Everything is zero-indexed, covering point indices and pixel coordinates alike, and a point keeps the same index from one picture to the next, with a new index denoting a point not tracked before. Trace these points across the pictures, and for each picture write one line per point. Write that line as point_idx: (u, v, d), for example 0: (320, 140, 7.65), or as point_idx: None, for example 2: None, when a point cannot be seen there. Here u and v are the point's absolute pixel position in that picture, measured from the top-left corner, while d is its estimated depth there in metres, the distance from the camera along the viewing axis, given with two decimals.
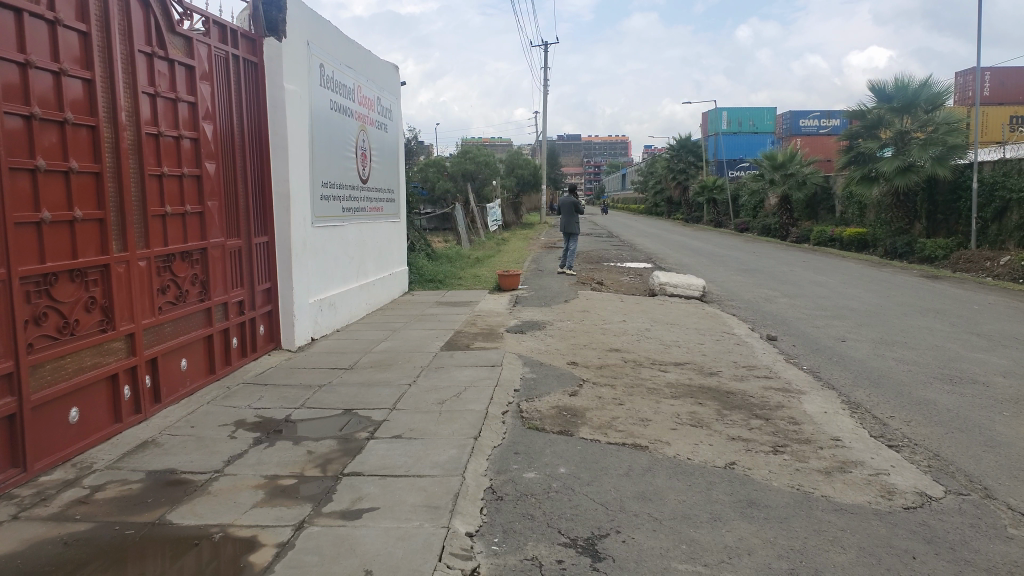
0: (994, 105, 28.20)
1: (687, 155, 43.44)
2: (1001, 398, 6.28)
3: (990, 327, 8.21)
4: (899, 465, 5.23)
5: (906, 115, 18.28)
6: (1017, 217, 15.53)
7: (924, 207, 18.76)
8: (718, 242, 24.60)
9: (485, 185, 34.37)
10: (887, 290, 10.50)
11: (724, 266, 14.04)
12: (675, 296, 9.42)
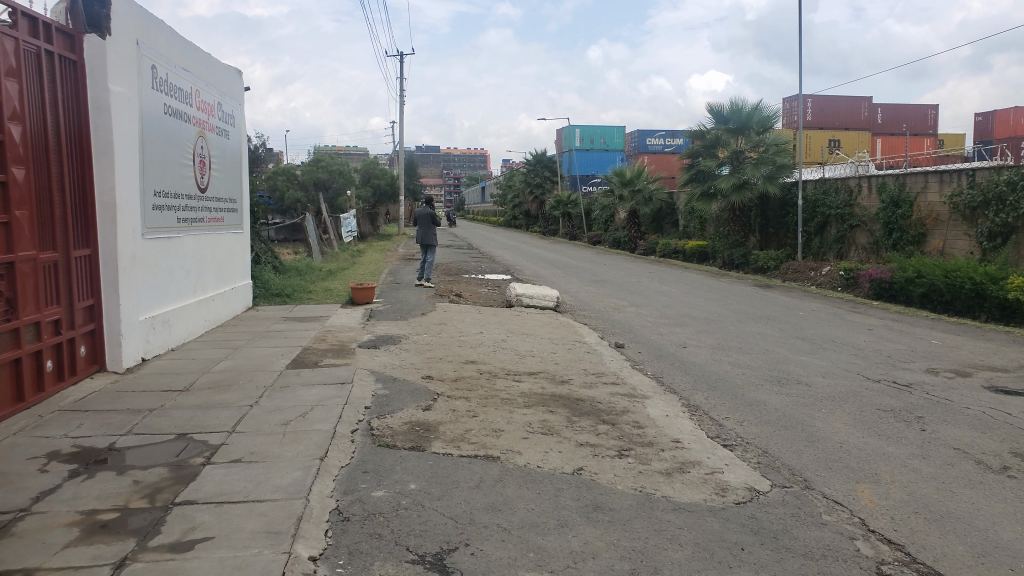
0: (815, 129, 31.00)
1: (543, 170, 44.58)
2: (820, 397, 6.87)
3: (812, 331, 8.98)
4: (732, 463, 5.62)
5: (740, 136, 19.67)
6: (836, 232, 17.22)
7: (758, 221, 20.27)
8: (573, 254, 25.43)
9: (339, 195, 33.41)
10: (724, 299, 11.23)
11: (577, 278, 14.50)
12: (531, 307, 9.62)
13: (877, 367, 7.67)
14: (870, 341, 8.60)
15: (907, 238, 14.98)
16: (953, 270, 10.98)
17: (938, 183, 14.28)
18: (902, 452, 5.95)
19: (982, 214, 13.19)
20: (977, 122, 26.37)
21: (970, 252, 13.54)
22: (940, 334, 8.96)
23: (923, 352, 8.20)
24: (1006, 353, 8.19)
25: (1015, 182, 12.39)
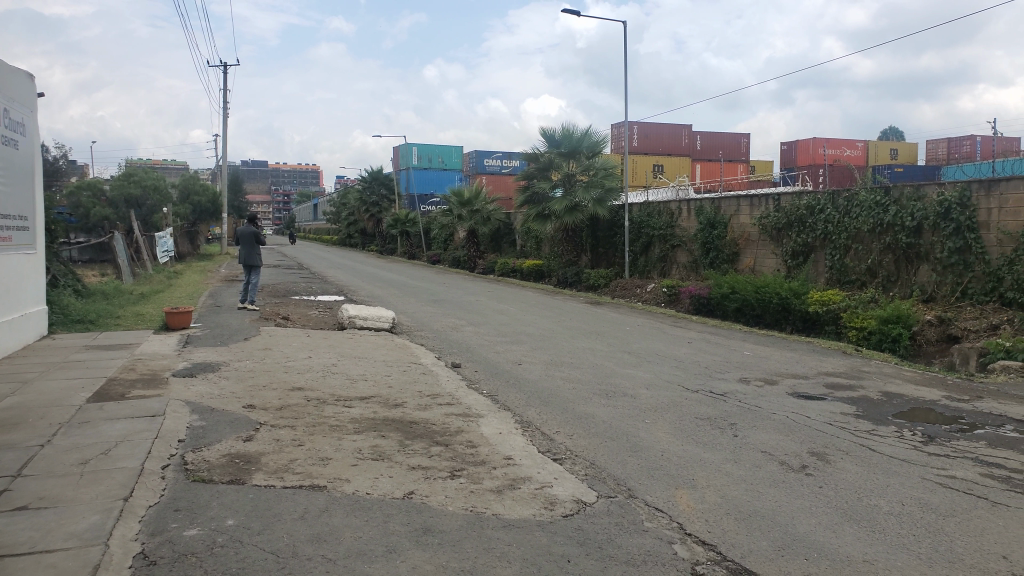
0: (641, 155, 32.94)
1: (379, 188, 44.43)
2: (644, 408, 7.26)
3: (638, 345, 9.49)
4: (560, 476, 5.79)
5: (571, 160, 20.59)
6: (659, 251, 18.42)
7: (589, 240, 21.18)
8: (412, 274, 25.25)
9: (154, 212, 31.28)
10: (557, 316, 11.61)
11: (414, 298, 14.43)
12: (365, 328, 9.46)
13: (695, 377, 8.22)
14: (690, 353, 9.21)
15: (723, 256, 16.28)
16: (762, 286, 12.03)
17: (749, 206, 15.65)
18: (717, 457, 6.40)
19: (786, 234, 14.61)
20: (783, 151, 29.04)
21: (776, 269, 14.94)
22: (751, 346, 9.79)
23: (736, 362, 8.91)
24: (805, 361, 9.11)
25: (813, 206, 13.87)
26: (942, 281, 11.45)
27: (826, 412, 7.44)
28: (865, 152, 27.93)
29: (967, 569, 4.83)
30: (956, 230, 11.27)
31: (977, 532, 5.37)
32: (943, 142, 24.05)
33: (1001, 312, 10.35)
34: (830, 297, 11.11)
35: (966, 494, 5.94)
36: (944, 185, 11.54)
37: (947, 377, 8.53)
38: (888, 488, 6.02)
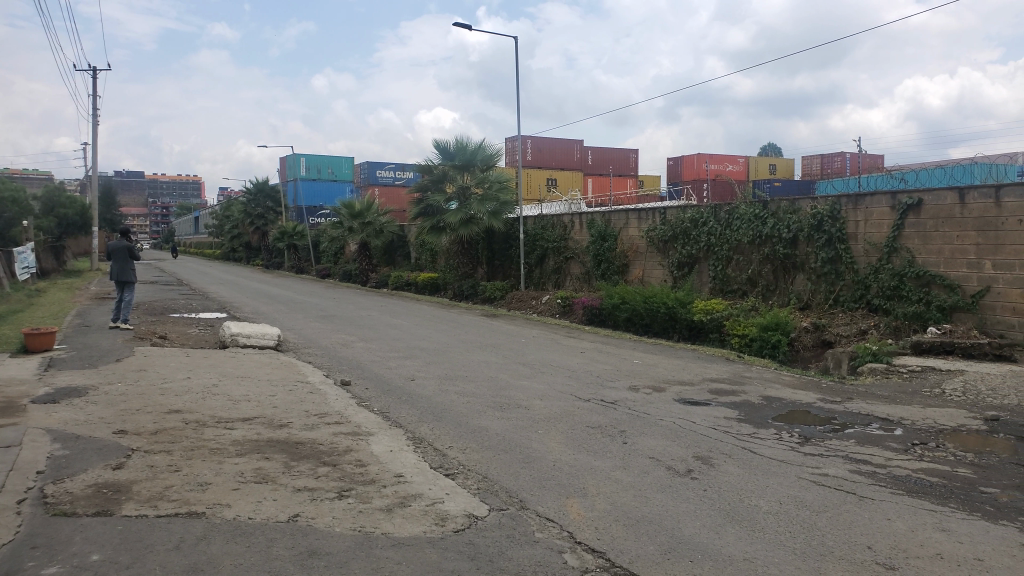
0: (534, 168, 33.43)
1: (264, 201, 43.06)
2: (536, 418, 7.35)
3: (531, 356, 9.61)
4: (452, 491, 5.77)
5: (465, 173, 20.73)
6: (554, 263, 18.81)
7: (485, 252, 21.31)
8: (303, 289, 24.50)
9: (12, 225, 28.95)
10: (451, 330, 11.61)
11: (303, 313, 14.06)
12: (248, 346, 9.14)
13: (587, 387, 8.39)
14: (582, 363, 9.42)
15: (614, 267, 16.75)
16: (650, 296, 12.43)
17: (637, 219, 16.18)
18: (607, 465, 6.54)
19: (672, 246, 15.20)
20: (669, 166, 30.26)
21: (663, 280, 15.52)
22: (640, 354, 10.11)
23: (626, 371, 9.16)
24: (692, 368, 9.47)
25: (697, 220, 14.50)
26: (816, 289, 12.23)
27: (711, 416, 7.75)
28: (745, 167, 29.51)
29: (838, 561, 5.15)
30: (828, 241, 12.06)
31: (846, 525, 5.73)
32: (816, 158, 25.78)
33: (869, 318, 11.21)
34: (714, 306, 11.62)
35: (836, 489, 6.34)
36: (816, 200, 12.33)
37: (821, 380, 9.08)
38: (767, 488, 6.33)
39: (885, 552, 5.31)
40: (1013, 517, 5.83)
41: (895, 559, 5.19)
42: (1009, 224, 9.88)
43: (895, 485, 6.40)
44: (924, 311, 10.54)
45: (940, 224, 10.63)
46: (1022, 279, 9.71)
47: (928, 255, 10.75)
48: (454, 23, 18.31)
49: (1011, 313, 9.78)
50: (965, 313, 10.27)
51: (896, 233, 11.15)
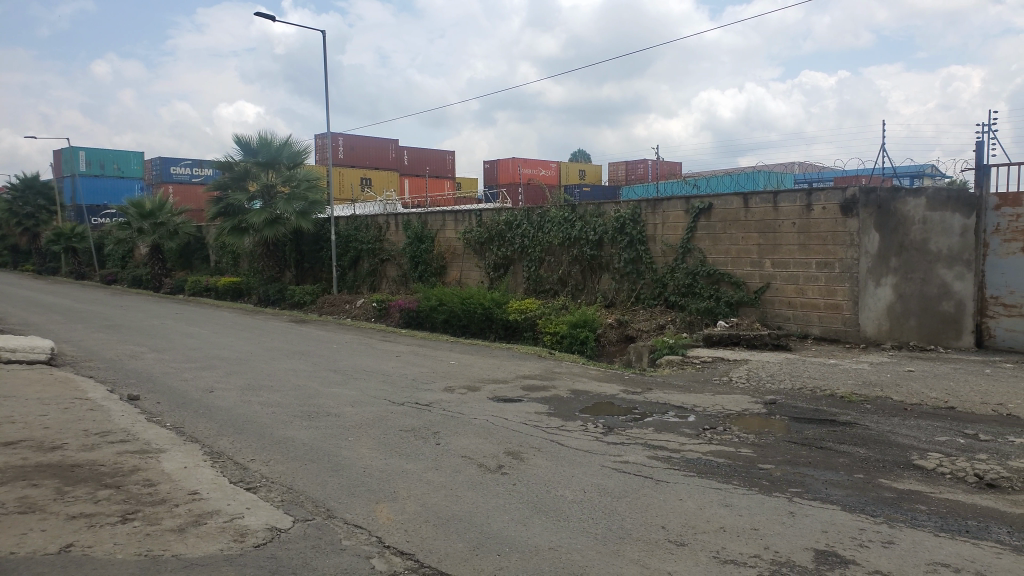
0: (346, 167, 32.63)
1: (35, 198, 38.88)
2: (347, 425, 7.22)
3: (343, 362, 9.44)
4: (254, 505, 5.53)
5: (270, 171, 19.96)
6: (368, 265, 18.88)
7: (293, 255, 20.96)
8: (82, 296, 22.35)
9: None
10: (257, 337, 11.14)
11: (85, 324, 12.84)
12: (15, 362, 8.23)
13: (400, 391, 8.36)
14: (398, 366, 9.42)
15: (430, 270, 16.99)
16: (467, 297, 12.72)
17: (453, 221, 16.47)
18: (418, 467, 6.56)
19: (488, 248, 15.59)
20: (486, 168, 30.90)
21: (480, 281, 15.93)
22: (455, 354, 10.27)
23: (441, 372, 9.26)
24: (506, 366, 9.75)
25: (511, 222, 14.98)
26: (620, 288, 13.07)
27: (522, 413, 8.01)
28: (557, 172, 30.70)
29: (635, 542, 5.53)
30: (630, 243, 12.87)
31: (643, 508, 6.16)
32: (622, 164, 27.38)
33: (666, 313, 12.18)
34: (527, 306, 12.13)
35: (635, 475, 6.77)
36: (619, 204, 13.13)
37: (624, 373, 9.68)
38: (572, 478, 6.64)
39: (676, 530, 5.76)
40: (783, 489, 6.56)
41: (685, 536, 5.66)
42: (785, 227, 11.10)
43: (687, 468, 6.95)
44: (713, 307, 11.64)
45: (728, 226, 11.71)
46: (795, 276, 11.00)
47: (717, 255, 11.85)
48: (258, 13, 17.54)
49: (787, 306, 11.11)
50: (749, 307, 11.48)
51: (690, 235, 12.13)
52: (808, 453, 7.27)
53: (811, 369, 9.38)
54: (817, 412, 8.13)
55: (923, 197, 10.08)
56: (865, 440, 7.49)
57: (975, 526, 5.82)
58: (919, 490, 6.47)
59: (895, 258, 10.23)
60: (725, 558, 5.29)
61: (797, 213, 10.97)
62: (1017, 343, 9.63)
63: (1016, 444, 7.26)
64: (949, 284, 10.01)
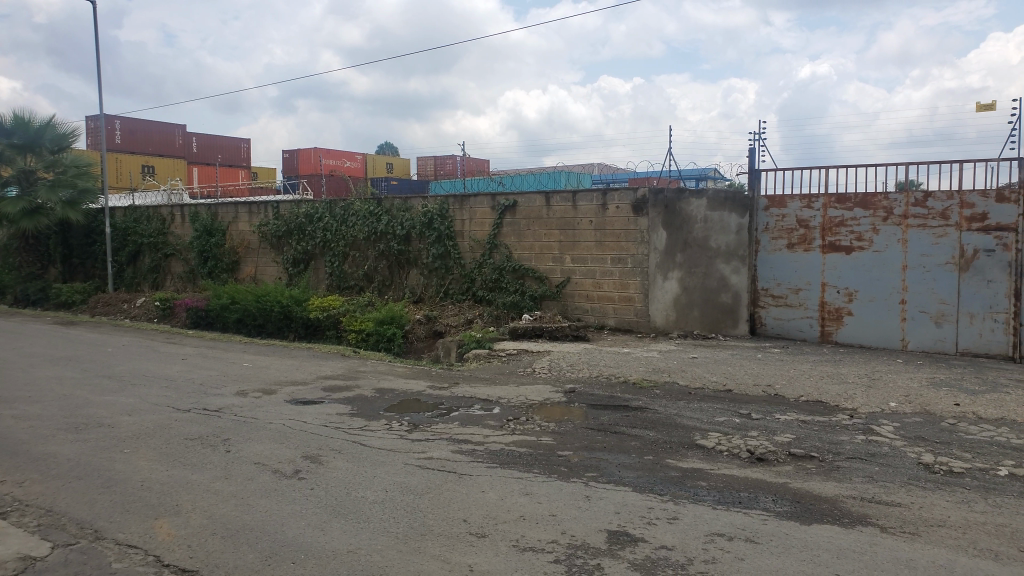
0: (124, 153, 29.79)
1: None
2: (122, 436, 6.62)
3: (119, 367, 8.66)
4: (2, 535, 4.91)
5: (29, 155, 17.73)
6: (150, 260, 17.78)
7: (58, 251, 19.17)
8: None
9: None
10: (12, 342, 9.90)
11: None
12: None
13: (186, 397, 7.78)
14: (183, 370, 8.80)
15: (221, 265, 16.25)
16: (263, 295, 12.74)
17: (247, 214, 16.02)
18: (204, 477, 6.11)
19: (286, 242, 15.31)
20: (286, 158, 29.60)
21: (276, 277, 15.62)
22: (249, 356, 9.81)
23: (233, 374, 8.79)
24: (307, 367, 9.41)
25: (311, 215, 14.84)
26: (428, 283, 13.28)
27: (323, 414, 7.74)
28: (364, 164, 30.26)
29: (436, 537, 5.51)
30: (437, 238, 13.03)
31: (445, 503, 6.16)
32: (429, 158, 27.05)
33: (474, 308, 12.47)
34: (329, 304, 12.44)
35: (438, 471, 6.76)
36: (426, 199, 13.27)
37: (430, 368, 9.69)
38: (374, 478, 6.50)
39: (477, 522, 5.82)
40: (580, 474, 6.85)
41: (486, 527, 5.73)
42: (583, 225, 11.81)
43: (490, 460, 7.05)
44: (519, 301, 12.05)
45: (531, 224, 12.20)
46: (593, 271, 11.76)
47: (522, 251, 12.30)
48: None
49: (585, 300, 11.84)
50: (551, 301, 12.06)
51: (496, 231, 12.47)
52: (603, 438, 7.65)
53: (607, 358, 9.93)
54: (612, 399, 8.60)
55: (704, 198, 11.03)
56: (654, 423, 8.01)
57: (746, 497, 6.41)
58: (700, 467, 7.03)
59: (680, 254, 11.17)
60: (524, 547, 5.42)
61: (593, 212, 11.72)
62: (782, 329, 11.01)
63: (780, 421, 8.13)
64: (727, 278, 11.04)
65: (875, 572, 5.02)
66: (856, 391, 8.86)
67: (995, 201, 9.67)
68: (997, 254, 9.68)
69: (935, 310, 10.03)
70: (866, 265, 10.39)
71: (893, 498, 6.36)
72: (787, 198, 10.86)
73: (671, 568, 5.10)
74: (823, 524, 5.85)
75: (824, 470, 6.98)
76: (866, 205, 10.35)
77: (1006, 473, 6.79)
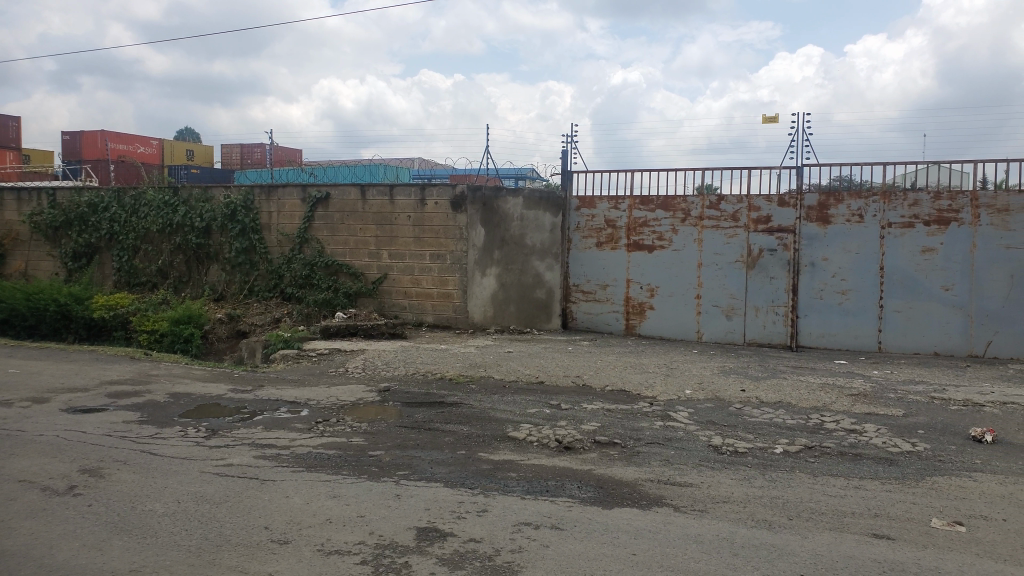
0: None
1: None
2: None
3: None
4: None
5: None
6: None
7: None
8: None
9: None
10: None
11: None
12: None
13: None
14: None
15: None
16: (35, 293, 11.71)
17: (15, 202, 14.40)
18: None
19: (64, 234, 13.96)
20: (65, 140, 26.91)
21: (52, 272, 14.17)
22: (19, 362, 8.90)
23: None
24: (88, 372, 8.64)
25: (96, 204, 13.67)
26: (230, 280, 12.67)
27: (106, 423, 7.14)
28: (159, 150, 27.88)
29: (233, 548, 5.21)
30: (242, 231, 12.53)
31: (244, 511, 5.83)
32: (236, 147, 25.08)
33: (282, 306, 12.07)
34: (116, 302, 11.70)
35: (239, 478, 6.41)
36: (229, 189, 12.72)
37: (232, 370, 9.22)
38: (164, 489, 6.05)
39: (280, 528, 5.57)
40: (391, 473, 6.78)
41: (289, 533, 5.49)
42: (400, 220, 11.74)
43: (296, 463, 6.81)
44: (332, 298, 11.81)
45: (345, 217, 11.99)
46: (410, 267, 11.74)
47: (335, 246, 12.07)
48: None
49: (403, 296, 11.80)
50: (367, 297, 11.93)
51: (307, 225, 12.17)
52: (416, 436, 7.64)
53: (423, 355, 9.95)
54: (427, 396, 8.62)
55: (521, 197, 11.42)
56: (468, 418, 8.12)
57: (553, 485, 6.66)
58: (511, 459, 7.21)
59: (497, 251, 11.47)
60: (330, 550, 5.26)
61: (411, 207, 11.69)
62: (592, 324, 11.62)
63: (588, 410, 8.52)
64: (541, 274, 11.55)
65: (666, 548, 5.38)
66: (655, 379, 9.52)
67: (777, 205, 10.78)
68: (777, 254, 10.83)
69: (726, 304, 11.05)
70: (667, 262, 11.23)
71: (685, 478, 6.87)
72: (597, 199, 11.49)
73: (478, 561, 5.17)
74: (624, 507, 6.20)
75: (626, 455, 7.41)
76: (666, 207, 11.20)
77: (781, 450, 7.55)
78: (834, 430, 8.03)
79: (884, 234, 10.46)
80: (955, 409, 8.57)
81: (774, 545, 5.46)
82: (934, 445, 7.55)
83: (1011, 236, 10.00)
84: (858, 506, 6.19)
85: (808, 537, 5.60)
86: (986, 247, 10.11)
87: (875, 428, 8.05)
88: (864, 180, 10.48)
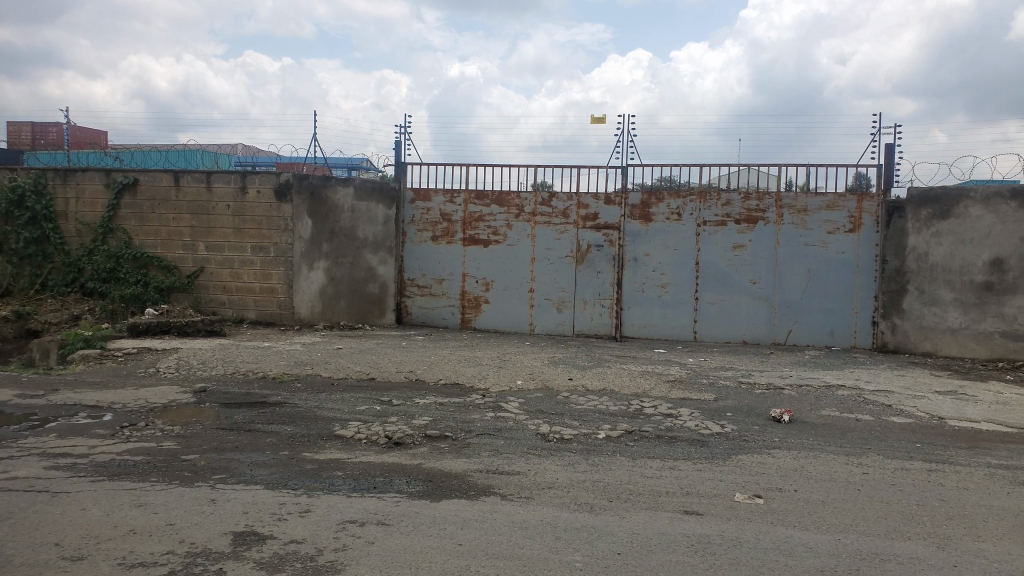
0: None
1: None
2: None
3: None
4: None
5: None
6: None
7: None
8: None
9: None
10: None
11: None
12: None
13: None
14: None
15: None
16: None
17: None
18: None
19: None
20: None
21: None
22: None
23: None
24: None
25: None
26: (18, 274, 11.25)
27: None
28: None
29: (15, 569, 4.76)
30: (32, 219, 11.35)
31: (30, 528, 5.31)
32: (26, 125, 22.30)
33: (82, 301, 11.10)
34: None
35: (25, 492, 5.83)
36: (15, 171, 11.46)
37: (21, 375, 8.36)
38: None
39: (73, 544, 5.13)
40: (206, 477, 6.44)
41: (84, 548, 5.07)
42: (218, 209, 11.19)
43: (95, 473, 6.28)
44: (141, 293, 11.09)
45: (156, 206, 11.29)
46: (230, 260, 11.22)
47: (145, 236, 11.33)
48: None
49: (222, 291, 11.26)
50: (181, 292, 11.30)
51: (111, 213, 11.33)
52: (235, 437, 7.31)
53: (245, 353, 9.55)
54: (247, 396, 8.27)
55: (351, 187, 11.17)
56: (292, 418, 7.88)
57: (381, 481, 6.61)
58: (338, 458, 7.07)
59: (327, 243, 11.19)
60: (132, 563, 4.92)
61: (230, 195, 11.16)
62: (427, 318, 11.68)
63: (419, 405, 8.53)
64: (373, 268, 11.40)
65: (492, 536, 5.51)
66: (487, 371, 9.70)
67: (603, 203, 11.30)
68: (604, 249, 11.36)
69: (557, 297, 11.47)
70: (502, 257, 11.48)
71: (513, 467, 7.06)
72: (432, 192, 11.54)
73: (299, 562, 5.04)
74: (450, 499, 6.28)
75: (456, 448, 7.49)
76: (501, 202, 11.44)
77: (603, 435, 7.95)
78: (653, 415, 8.56)
79: (700, 232, 11.25)
80: (760, 392, 9.40)
81: (593, 526, 5.75)
82: (740, 426, 8.26)
83: (808, 234, 11.09)
84: (671, 485, 6.64)
85: (624, 517, 5.94)
86: (787, 245, 11.16)
87: (689, 412, 8.67)
88: (682, 181, 11.21)
